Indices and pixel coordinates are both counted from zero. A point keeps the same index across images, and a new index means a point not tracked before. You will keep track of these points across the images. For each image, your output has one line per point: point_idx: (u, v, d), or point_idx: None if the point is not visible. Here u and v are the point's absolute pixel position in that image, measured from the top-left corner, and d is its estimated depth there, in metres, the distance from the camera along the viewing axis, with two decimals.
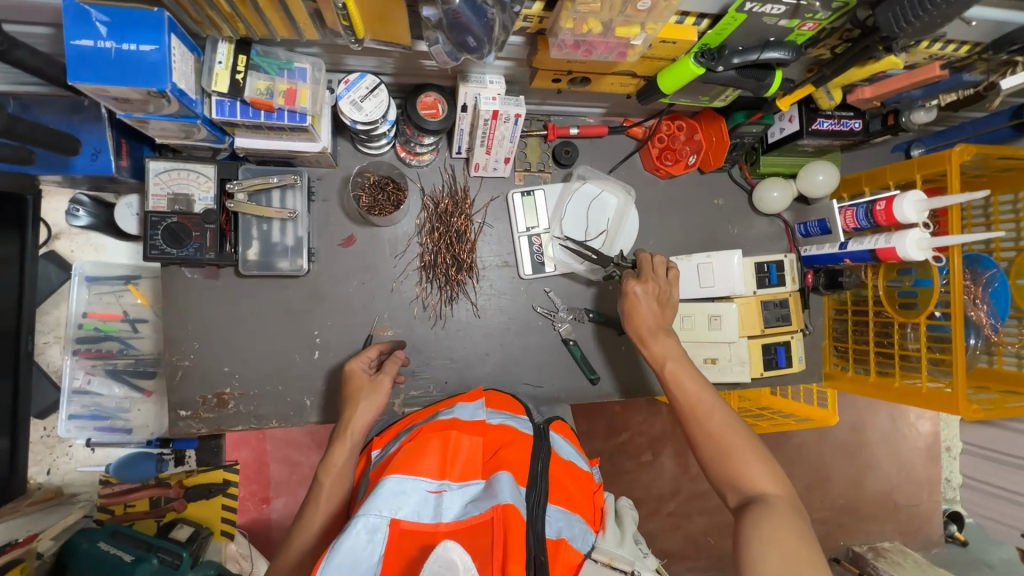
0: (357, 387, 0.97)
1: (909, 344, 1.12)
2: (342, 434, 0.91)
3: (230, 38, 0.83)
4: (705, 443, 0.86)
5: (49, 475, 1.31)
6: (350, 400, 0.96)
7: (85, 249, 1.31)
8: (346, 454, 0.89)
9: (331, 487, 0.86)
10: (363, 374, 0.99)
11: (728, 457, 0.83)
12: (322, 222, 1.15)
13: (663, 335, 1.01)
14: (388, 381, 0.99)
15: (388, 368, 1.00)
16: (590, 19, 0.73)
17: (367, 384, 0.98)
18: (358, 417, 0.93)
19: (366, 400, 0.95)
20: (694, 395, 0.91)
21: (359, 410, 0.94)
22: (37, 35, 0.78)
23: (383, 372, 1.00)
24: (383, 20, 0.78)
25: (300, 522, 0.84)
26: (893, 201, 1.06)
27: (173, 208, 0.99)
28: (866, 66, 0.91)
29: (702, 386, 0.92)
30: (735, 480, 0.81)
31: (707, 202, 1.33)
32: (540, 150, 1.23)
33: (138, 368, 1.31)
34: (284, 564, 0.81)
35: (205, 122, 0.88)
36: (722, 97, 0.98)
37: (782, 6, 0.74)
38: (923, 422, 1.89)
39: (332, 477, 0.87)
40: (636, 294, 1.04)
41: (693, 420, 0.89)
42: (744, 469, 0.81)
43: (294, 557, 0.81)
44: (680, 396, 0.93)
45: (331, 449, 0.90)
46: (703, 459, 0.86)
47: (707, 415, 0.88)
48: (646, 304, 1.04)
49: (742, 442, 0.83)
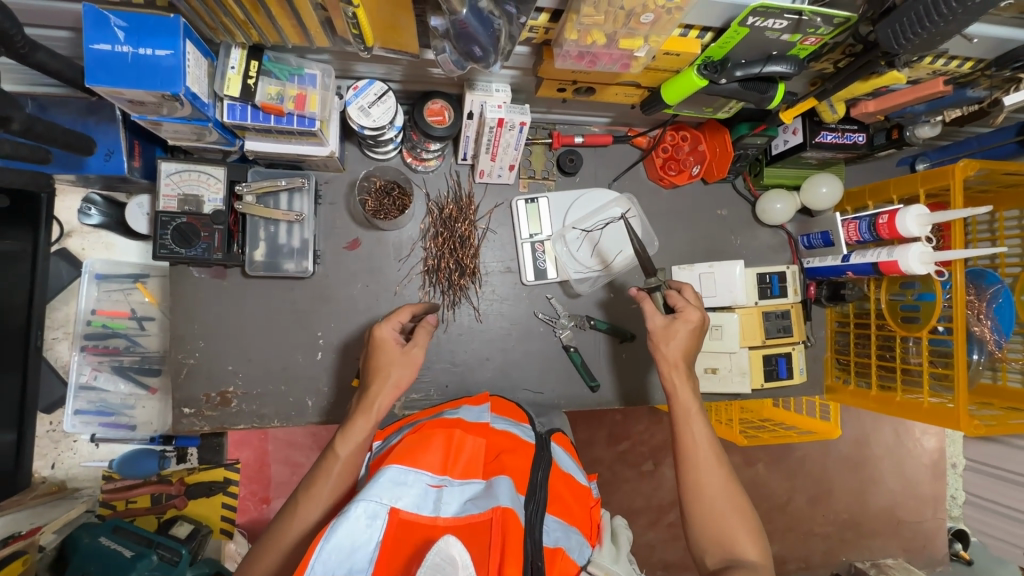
0: (386, 361, 0.88)
1: (911, 358, 1.11)
2: (364, 413, 0.84)
3: (243, 44, 0.86)
4: (701, 500, 0.87)
5: (54, 469, 1.32)
6: (376, 373, 0.88)
7: (96, 247, 1.33)
8: (366, 429, 0.84)
9: (347, 460, 0.82)
10: (396, 347, 0.90)
11: (722, 518, 0.86)
12: (328, 225, 1.16)
13: (687, 372, 0.98)
14: (421, 354, 0.91)
15: (423, 341, 0.91)
16: (594, 31, 0.74)
17: (402, 359, 0.89)
18: (383, 397, 0.85)
19: (395, 378, 0.87)
20: (704, 446, 0.91)
21: (387, 388, 0.86)
22: (57, 38, 0.81)
23: (418, 345, 0.91)
24: (392, 29, 0.79)
25: (306, 490, 0.80)
26: (896, 215, 1.07)
27: (183, 208, 1.01)
28: (868, 81, 0.92)
29: (709, 440, 0.92)
30: (721, 540, 0.85)
31: (710, 213, 1.34)
32: (544, 158, 1.25)
33: (144, 365, 1.33)
34: (288, 536, 0.78)
35: (216, 126, 0.91)
36: (725, 109, 0.99)
37: (784, 21, 0.74)
38: (928, 437, 1.87)
39: (350, 450, 0.82)
40: (697, 323, 1.01)
41: (698, 472, 0.89)
42: (736, 535, 0.85)
43: (297, 528, 0.78)
44: (688, 443, 0.91)
45: (352, 421, 0.84)
46: (694, 514, 0.88)
47: (711, 472, 0.88)
48: (683, 330, 1.00)
49: (737, 506, 0.87)
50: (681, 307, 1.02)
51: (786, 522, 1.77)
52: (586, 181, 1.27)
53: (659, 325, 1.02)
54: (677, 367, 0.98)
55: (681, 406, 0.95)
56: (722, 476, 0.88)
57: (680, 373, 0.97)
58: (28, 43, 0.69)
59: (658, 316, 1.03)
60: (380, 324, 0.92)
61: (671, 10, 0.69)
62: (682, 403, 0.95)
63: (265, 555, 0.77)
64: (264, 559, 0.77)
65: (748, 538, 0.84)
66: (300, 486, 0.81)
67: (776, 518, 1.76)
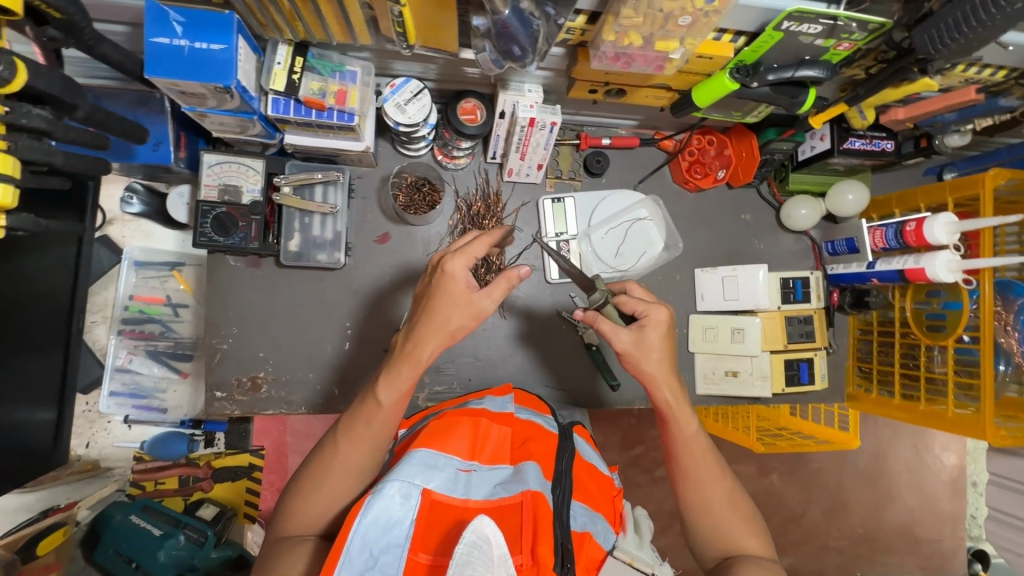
0: (449, 299, 0.78)
1: (936, 367, 1.11)
2: (409, 361, 0.78)
3: (290, 41, 0.89)
4: (703, 508, 0.89)
5: (88, 448, 1.37)
6: (434, 313, 0.78)
7: (135, 235, 1.38)
8: (411, 376, 0.79)
9: (389, 407, 0.79)
10: (463, 290, 0.77)
11: (725, 523, 0.88)
12: (360, 219, 1.19)
13: (676, 385, 0.90)
14: (490, 309, 0.79)
15: (496, 296, 0.79)
16: (631, 32, 0.76)
17: (469, 307, 0.78)
18: (429, 349, 0.78)
19: (452, 328, 0.78)
20: (705, 457, 0.91)
21: (439, 334, 0.78)
22: (116, 32, 0.85)
23: (489, 298, 0.78)
24: (433, 28, 0.82)
25: (348, 431, 0.79)
26: (924, 222, 1.07)
27: (223, 198, 1.05)
28: (900, 87, 0.92)
29: (709, 452, 0.92)
30: (722, 541, 0.88)
31: (734, 217, 1.34)
32: (571, 158, 1.27)
33: (177, 350, 1.37)
34: (331, 476, 0.79)
35: (260, 118, 0.94)
36: (753, 113, 1.01)
37: (819, 26, 0.75)
38: (948, 454, 1.85)
39: (392, 397, 0.79)
40: (666, 322, 0.88)
41: (702, 484, 0.90)
42: (737, 540, 0.87)
43: (339, 468, 0.79)
44: (688, 456, 0.91)
45: (397, 366, 0.79)
46: (695, 520, 0.90)
47: (714, 480, 0.90)
48: (656, 336, 0.88)
49: (739, 508, 0.90)
50: (643, 312, 0.89)
51: (800, 534, 1.75)
52: (612, 183, 1.29)
53: (627, 343, 0.88)
54: (661, 383, 0.89)
55: (678, 424, 0.90)
56: (724, 481, 0.91)
57: (671, 389, 0.89)
58: (95, 36, 0.73)
59: (622, 333, 0.88)
60: (452, 255, 0.78)
61: (709, 13, 0.71)
62: (681, 420, 0.90)
63: (309, 497, 0.78)
64: (311, 502, 0.78)
65: (751, 534, 0.88)
66: (339, 427, 0.80)
67: (790, 529, 1.75)
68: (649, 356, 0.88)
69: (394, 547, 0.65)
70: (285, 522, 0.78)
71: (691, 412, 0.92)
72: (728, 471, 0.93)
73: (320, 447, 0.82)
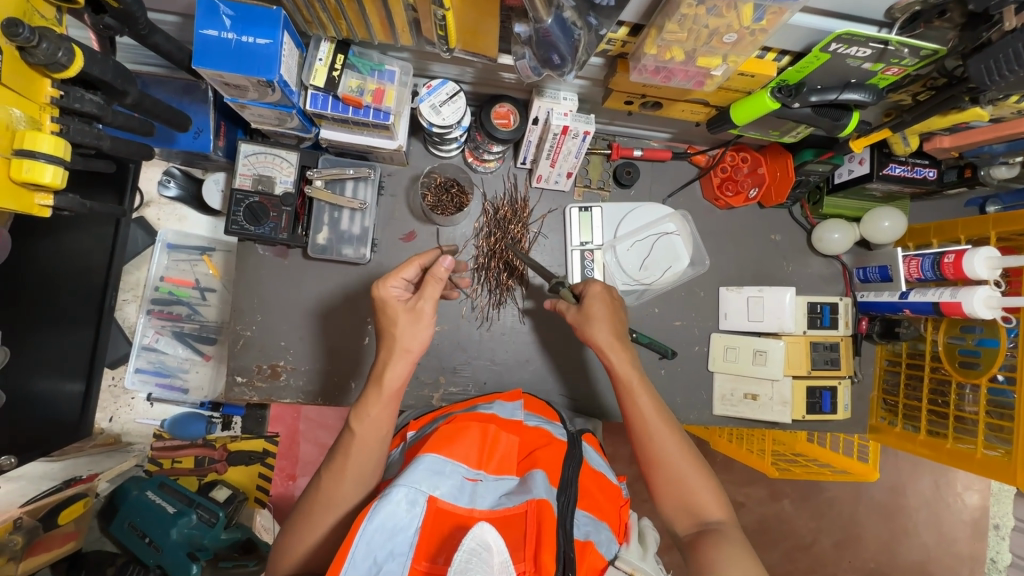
0: (392, 320, 0.82)
1: (967, 406, 1.07)
2: (373, 386, 0.81)
3: (333, 38, 0.91)
4: (661, 469, 0.88)
5: (111, 422, 1.41)
6: (387, 336, 0.82)
7: (170, 218, 1.42)
8: (383, 407, 0.81)
9: (364, 436, 0.80)
10: (398, 304, 0.82)
11: (686, 484, 0.87)
12: (388, 215, 1.21)
13: (620, 345, 0.95)
14: (430, 310, 0.82)
15: (430, 294, 0.81)
16: (674, 47, 0.75)
17: (409, 315, 0.81)
18: (390, 371, 0.81)
19: (402, 342, 0.81)
20: (653, 416, 0.91)
21: (396, 355, 0.81)
22: (167, 22, 0.88)
23: (424, 299, 0.81)
24: (475, 33, 0.82)
25: (328, 466, 0.81)
26: (963, 255, 1.03)
27: (257, 188, 1.06)
28: (948, 116, 0.89)
29: (657, 409, 0.92)
30: (688, 506, 0.86)
31: (763, 237, 1.32)
32: (602, 168, 1.26)
33: (202, 333, 1.40)
34: (316, 510, 0.80)
35: (298, 113, 0.96)
36: (792, 134, 0.99)
37: (868, 50, 0.73)
38: (971, 493, 1.78)
39: (365, 427, 0.80)
40: (602, 290, 0.99)
41: (654, 445, 0.89)
42: (699, 499, 0.86)
43: (324, 502, 0.80)
44: (637, 416, 0.91)
45: (365, 396, 0.82)
46: (657, 487, 0.89)
47: (663, 436, 0.89)
48: (596, 302, 0.97)
49: (692, 463, 0.88)
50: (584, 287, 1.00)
51: (808, 562, 1.71)
52: (641, 195, 1.28)
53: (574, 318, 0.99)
54: (604, 347, 0.95)
55: (623, 384, 0.93)
56: (676, 438, 0.90)
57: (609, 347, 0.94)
58: (149, 26, 0.75)
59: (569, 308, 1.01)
60: (379, 282, 0.84)
61: (755, 31, 0.70)
62: (626, 379, 0.93)
63: (294, 534, 0.81)
64: (296, 539, 0.80)
65: (711, 494, 0.86)
66: (322, 464, 0.83)
67: (798, 558, 1.71)
68: (591, 326, 0.96)
69: (398, 555, 0.65)
70: (285, 549, 0.81)
71: (632, 369, 0.94)
72: (678, 431, 0.91)
73: (308, 485, 0.84)
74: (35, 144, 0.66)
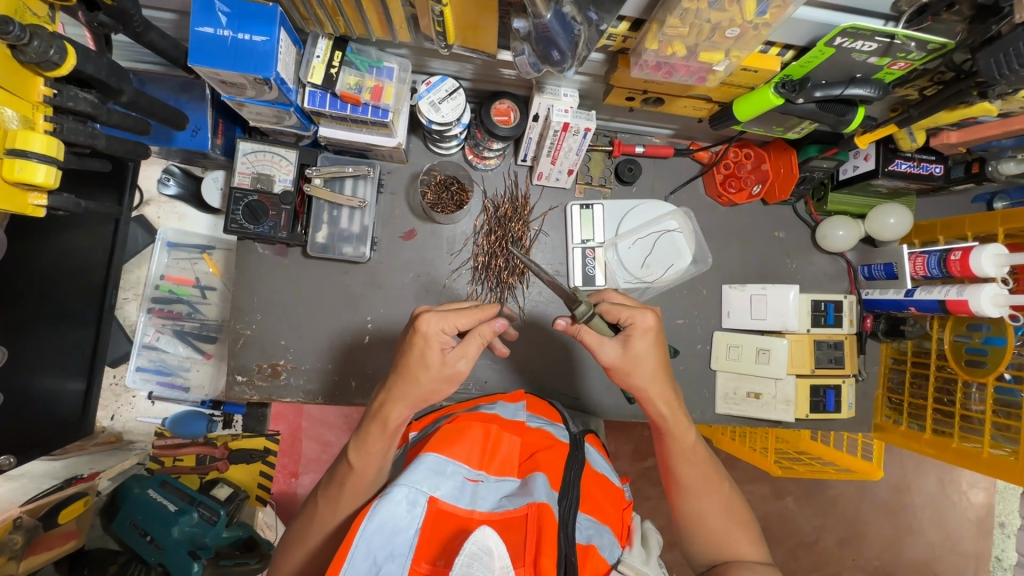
0: (421, 355, 0.77)
1: (973, 405, 1.05)
2: (377, 424, 0.80)
3: (330, 35, 0.90)
4: (694, 518, 0.91)
5: (112, 420, 1.43)
6: (407, 368, 0.79)
7: (169, 216, 1.43)
8: (384, 445, 0.80)
9: (360, 468, 0.81)
10: (436, 351, 0.77)
11: (720, 534, 0.90)
12: (387, 213, 1.20)
13: (672, 398, 0.87)
14: (466, 369, 0.80)
15: (471, 354, 0.79)
16: (675, 42, 0.74)
17: (445, 371, 0.78)
18: (398, 413, 0.79)
19: (423, 383, 0.78)
20: (701, 467, 0.91)
21: (413, 396, 0.78)
22: (163, 19, 0.88)
23: (463, 359, 0.79)
24: (474, 29, 0.81)
25: (326, 492, 0.84)
26: (970, 253, 1.01)
27: (255, 186, 1.05)
28: (955, 111, 0.87)
29: (707, 462, 0.92)
30: (716, 552, 0.90)
31: (767, 233, 1.31)
32: (603, 165, 1.24)
33: (202, 331, 1.40)
34: (307, 531, 0.84)
35: (296, 111, 0.95)
36: (796, 129, 0.97)
37: (874, 44, 0.72)
38: (976, 492, 1.77)
39: (362, 460, 0.80)
40: (651, 328, 0.82)
41: (699, 496, 0.91)
42: (733, 548, 0.89)
43: (319, 527, 0.83)
44: (683, 469, 0.91)
45: (367, 431, 0.81)
46: (688, 531, 0.92)
47: (707, 491, 0.91)
48: (641, 346, 0.82)
49: (734, 515, 0.91)
50: (628, 320, 0.82)
51: (811, 560, 1.70)
52: (643, 192, 1.27)
53: (614, 356, 0.82)
54: (653, 395, 0.86)
55: (675, 437, 0.89)
56: (721, 491, 0.92)
57: (665, 400, 0.86)
58: (143, 22, 0.74)
59: (607, 345, 0.82)
60: (425, 315, 0.77)
61: (758, 25, 0.68)
62: (680, 436, 0.89)
63: (284, 551, 0.85)
64: (286, 555, 0.84)
65: (746, 541, 0.89)
66: (319, 489, 0.85)
67: (801, 556, 1.70)
68: (641, 368, 0.83)
69: (397, 556, 0.65)
70: (284, 555, 0.85)
71: (687, 421, 0.90)
72: (725, 480, 0.93)
73: (308, 503, 0.87)
74: (27, 143, 0.66)
